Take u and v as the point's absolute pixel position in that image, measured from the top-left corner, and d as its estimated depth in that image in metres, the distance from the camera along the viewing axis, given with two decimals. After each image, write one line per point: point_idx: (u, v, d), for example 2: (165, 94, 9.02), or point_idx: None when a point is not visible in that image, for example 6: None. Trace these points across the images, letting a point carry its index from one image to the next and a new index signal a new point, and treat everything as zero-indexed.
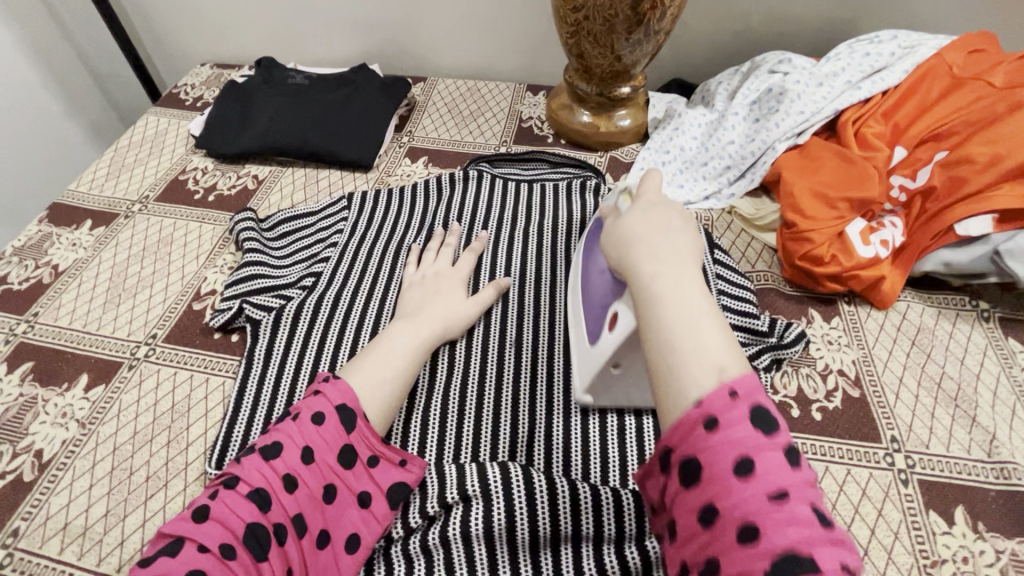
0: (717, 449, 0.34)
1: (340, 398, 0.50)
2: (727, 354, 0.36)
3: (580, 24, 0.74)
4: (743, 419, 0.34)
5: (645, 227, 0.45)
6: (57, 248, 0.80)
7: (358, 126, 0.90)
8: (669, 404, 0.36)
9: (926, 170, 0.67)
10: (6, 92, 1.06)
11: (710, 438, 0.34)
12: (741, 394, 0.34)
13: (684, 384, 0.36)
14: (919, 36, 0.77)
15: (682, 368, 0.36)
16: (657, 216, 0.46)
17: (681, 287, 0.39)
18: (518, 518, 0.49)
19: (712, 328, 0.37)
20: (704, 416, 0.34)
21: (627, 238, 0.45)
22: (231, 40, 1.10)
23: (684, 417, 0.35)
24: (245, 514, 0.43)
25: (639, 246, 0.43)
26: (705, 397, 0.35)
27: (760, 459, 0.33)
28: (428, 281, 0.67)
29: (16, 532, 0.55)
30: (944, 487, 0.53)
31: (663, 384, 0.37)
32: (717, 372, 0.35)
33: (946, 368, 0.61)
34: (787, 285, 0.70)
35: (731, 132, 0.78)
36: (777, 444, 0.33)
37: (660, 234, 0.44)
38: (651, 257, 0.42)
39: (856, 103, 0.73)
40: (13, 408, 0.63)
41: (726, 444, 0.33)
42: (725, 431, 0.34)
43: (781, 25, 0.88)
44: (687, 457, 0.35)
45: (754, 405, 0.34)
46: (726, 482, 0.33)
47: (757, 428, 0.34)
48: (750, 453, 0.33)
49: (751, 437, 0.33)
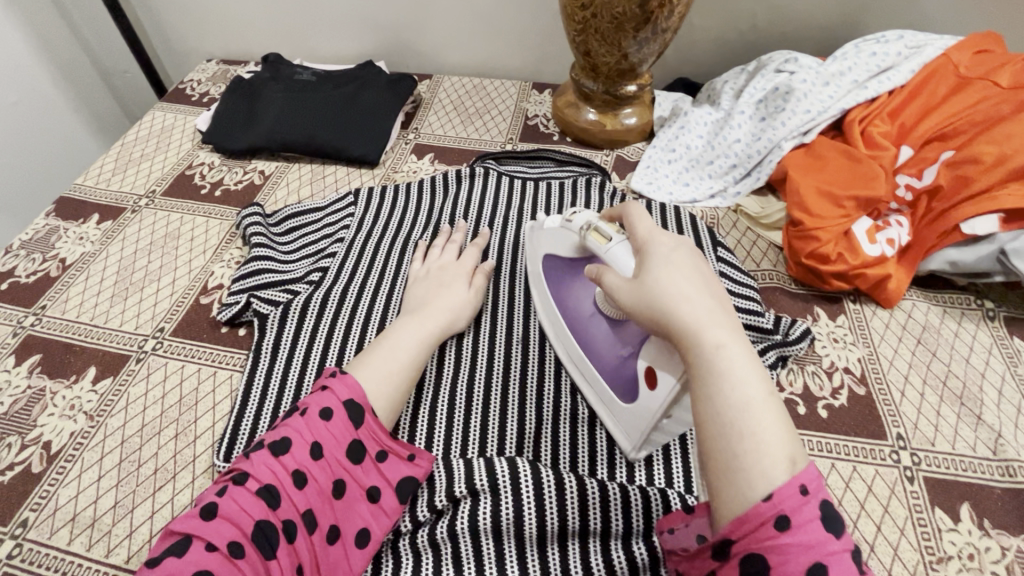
0: (790, 551, 0.32)
1: (347, 394, 0.50)
2: (792, 441, 0.36)
3: (588, 22, 0.74)
4: (814, 519, 0.33)
5: (692, 283, 0.42)
6: (64, 242, 0.80)
7: (364, 123, 0.90)
8: (735, 494, 0.35)
9: (932, 169, 0.67)
10: (14, 87, 1.06)
11: (782, 537, 0.33)
12: (812, 490, 0.34)
13: (754, 475, 0.34)
14: (925, 36, 0.77)
15: (754, 458, 0.35)
16: (698, 271, 0.43)
17: (742, 364, 0.38)
18: (527, 513, 0.49)
19: (776, 412, 0.37)
20: (775, 513, 0.33)
21: (672, 293, 0.41)
22: (238, 37, 1.11)
23: (754, 510, 0.34)
24: (255, 512, 0.43)
25: (686, 308, 0.41)
26: (778, 491, 0.34)
27: (832, 564, 0.32)
28: (434, 276, 0.67)
29: (25, 523, 0.55)
30: (949, 484, 0.53)
31: (729, 471, 0.35)
32: (789, 464, 0.35)
33: (952, 367, 0.61)
34: (792, 283, 0.70)
35: (737, 130, 0.78)
36: (846, 547, 0.33)
37: (709, 295, 0.41)
38: (705, 325, 0.39)
39: (863, 102, 0.73)
40: (22, 400, 0.64)
41: (798, 546, 0.33)
42: (797, 532, 0.33)
43: (786, 25, 0.88)
44: (753, 554, 0.34)
45: (823, 503, 0.34)
46: None
47: (827, 530, 0.33)
48: (823, 558, 0.32)
49: (823, 541, 0.33)
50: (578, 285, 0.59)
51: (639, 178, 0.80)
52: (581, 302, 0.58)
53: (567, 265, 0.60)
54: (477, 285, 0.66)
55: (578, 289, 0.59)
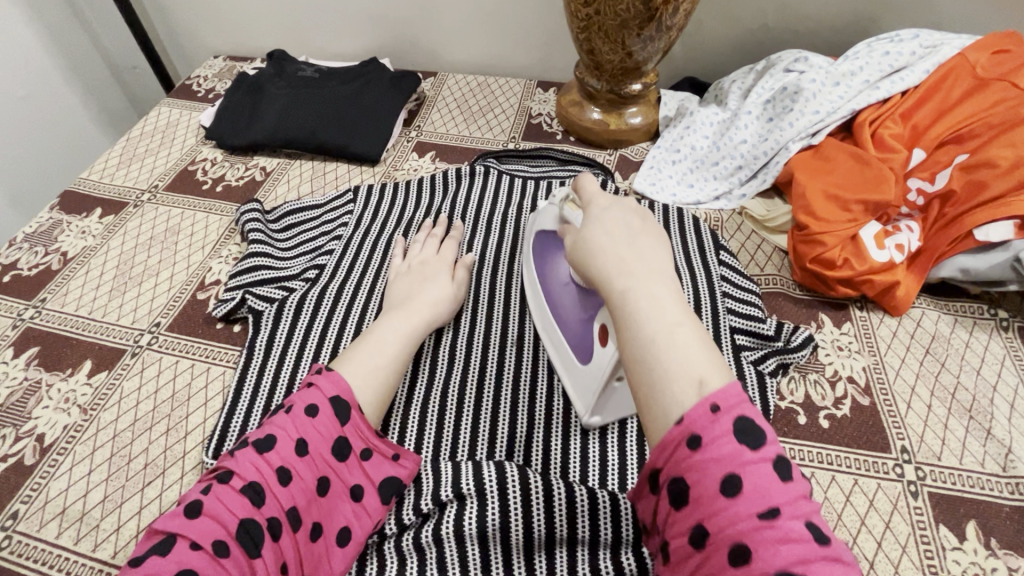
0: (702, 468, 0.33)
1: (333, 391, 0.49)
2: (706, 365, 0.35)
3: (591, 19, 0.73)
4: (727, 433, 0.33)
5: (610, 233, 0.43)
6: (66, 236, 0.80)
7: (366, 119, 0.90)
8: (654, 424, 0.36)
9: (945, 173, 0.65)
10: (23, 81, 1.08)
11: (694, 456, 0.33)
12: (723, 407, 0.33)
13: (666, 403, 0.35)
14: (942, 34, 0.74)
15: (663, 386, 0.35)
16: (621, 220, 0.44)
17: (652, 298, 0.38)
18: (513, 520, 0.48)
19: (690, 336, 0.37)
20: (686, 435, 0.33)
21: (592, 245, 0.43)
22: (246, 33, 1.11)
23: (667, 437, 0.34)
24: (239, 509, 0.42)
25: (603, 254, 0.42)
26: (687, 415, 0.34)
27: (746, 475, 0.32)
28: (414, 269, 0.67)
29: (15, 515, 0.55)
30: (956, 501, 0.50)
31: (647, 401, 0.36)
32: (698, 386, 0.35)
33: (962, 379, 0.58)
34: (798, 290, 0.68)
35: (743, 131, 0.76)
36: (765, 457, 0.32)
37: (627, 241, 0.42)
38: (619, 266, 0.41)
39: (874, 103, 0.71)
40: (18, 391, 0.64)
41: (712, 462, 0.32)
42: (710, 448, 0.33)
43: (797, 23, 0.86)
44: (675, 477, 0.34)
45: (738, 418, 0.33)
46: (713, 502, 0.32)
47: (742, 442, 0.33)
48: (736, 470, 0.32)
49: (736, 453, 0.32)
50: (552, 256, 0.61)
51: (642, 178, 0.79)
52: (554, 270, 0.61)
53: (546, 239, 0.63)
54: (458, 278, 0.66)
55: (552, 259, 0.61)
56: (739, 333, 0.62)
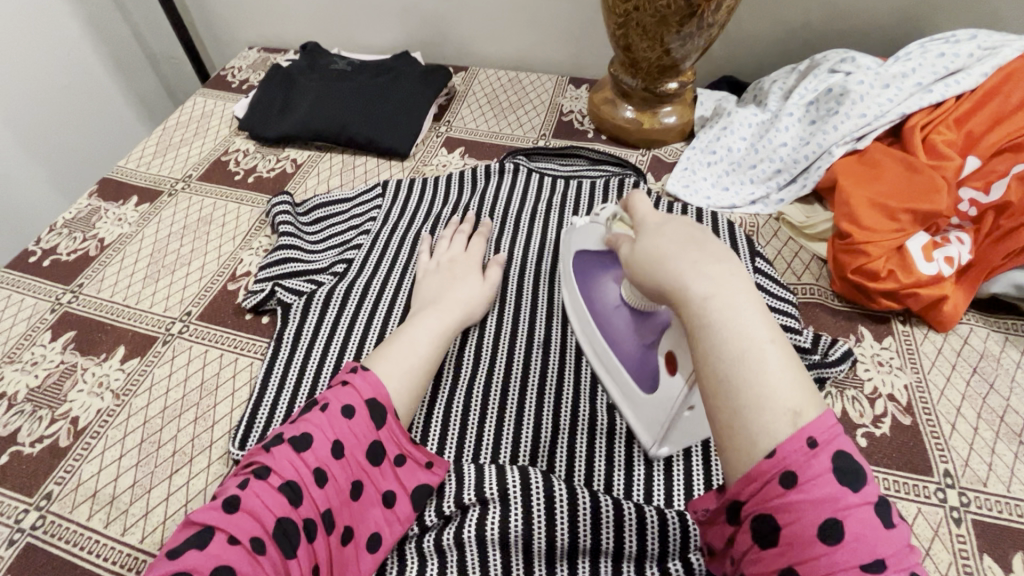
0: (800, 509, 0.31)
1: (370, 392, 0.49)
2: (799, 392, 0.33)
3: (629, 15, 0.71)
4: (827, 473, 0.31)
5: (676, 240, 0.40)
6: (104, 222, 0.82)
7: (397, 113, 0.89)
8: (737, 453, 0.33)
9: (1001, 183, 0.61)
10: (66, 68, 1.10)
11: (791, 495, 0.31)
12: (820, 443, 0.31)
13: (754, 433, 0.32)
14: (1003, 36, 0.70)
15: (754, 413, 0.33)
16: (686, 227, 0.41)
17: (737, 310, 0.35)
18: (536, 527, 0.47)
19: (780, 359, 0.34)
20: (781, 472, 0.31)
21: (663, 252, 0.39)
22: (279, 25, 1.12)
23: (757, 469, 0.32)
24: (276, 507, 0.42)
25: (679, 261, 0.38)
26: (780, 448, 0.32)
27: (848, 521, 0.30)
28: (441, 267, 0.66)
29: (49, 495, 0.56)
30: (1002, 530, 0.48)
31: (731, 425, 0.34)
32: (790, 417, 0.32)
33: (1011, 402, 0.55)
34: (836, 300, 0.65)
35: (784, 133, 0.73)
36: (866, 501, 0.31)
37: (700, 245, 0.38)
38: (700, 275, 0.36)
39: (925, 107, 0.67)
40: (55, 374, 0.65)
41: (810, 503, 0.31)
42: (807, 488, 0.31)
43: (843, 21, 0.83)
44: (762, 515, 0.32)
45: (836, 455, 0.32)
46: (810, 547, 0.30)
47: (843, 483, 0.31)
48: (838, 514, 0.30)
49: (837, 496, 0.31)
50: (601, 278, 0.58)
51: (675, 179, 0.77)
52: (603, 292, 0.57)
53: (591, 261, 0.59)
54: (485, 279, 0.65)
55: (598, 283, 0.58)
56: None
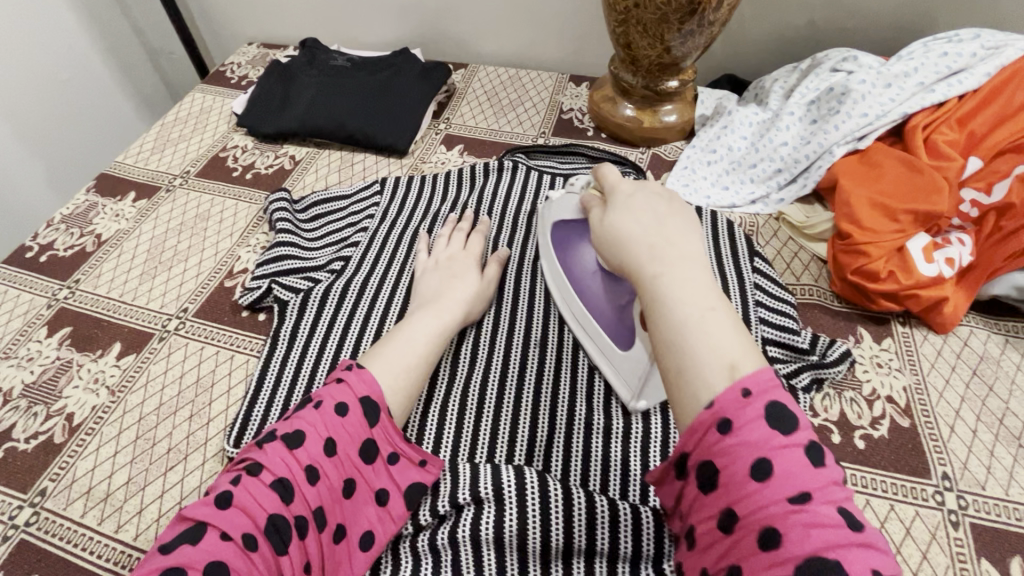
0: (733, 452, 0.32)
1: (363, 390, 0.49)
2: (738, 350, 0.34)
3: (630, 12, 0.70)
4: (759, 417, 0.32)
5: (636, 217, 0.42)
6: (101, 218, 0.82)
7: (396, 110, 0.89)
8: (682, 408, 0.34)
9: (1003, 184, 0.61)
10: (65, 62, 1.10)
11: (726, 439, 0.32)
12: (754, 392, 0.32)
13: (694, 387, 0.34)
14: (1007, 35, 0.69)
15: (695, 369, 0.34)
16: (648, 205, 0.43)
17: (685, 282, 0.37)
18: (531, 527, 0.47)
19: (720, 321, 0.35)
20: (716, 420, 0.32)
21: (620, 232, 0.42)
22: (279, 21, 1.11)
23: (698, 420, 0.33)
24: (268, 504, 0.42)
25: (631, 239, 0.41)
26: (718, 399, 0.33)
27: (778, 460, 0.31)
28: (438, 265, 0.66)
29: (44, 492, 0.56)
30: (1000, 534, 0.48)
31: (677, 384, 0.35)
32: (728, 370, 0.33)
33: (1011, 404, 0.55)
34: (836, 301, 0.65)
35: (785, 132, 0.73)
36: (798, 443, 0.31)
37: (657, 225, 0.41)
38: (650, 253, 0.40)
39: (927, 107, 0.67)
40: (50, 370, 0.65)
41: (741, 446, 0.31)
42: (741, 433, 0.32)
43: (846, 20, 0.82)
44: (705, 462, 0.33)
45: (770, 402, 0.32)
46: (744, 487, 0.31)
47: (772, 426, 0.32)
48: (766, 455, 0.31)
49: (768, 437, 0.31)
50: (573, 240, 0.60)
51: (675, 178, 0.76)
52: (577, 256, 0.60)
53: (564, 227, 0.62)
54: (483, 276, 0.65)
55: (571, 246, 0.61)
56: (770, 344, 0.59)
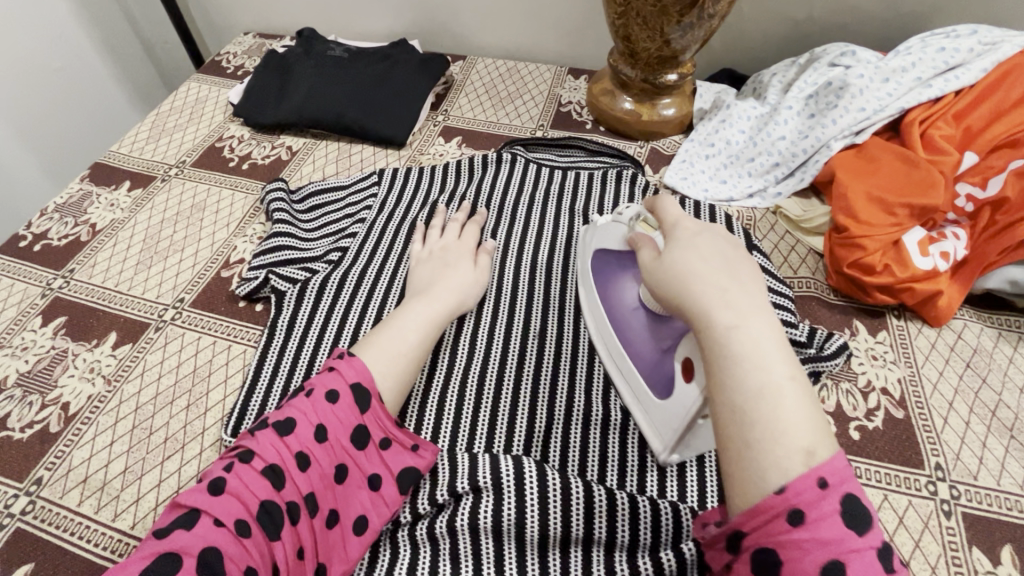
0: (803, 547, 0.31)
1: (354, 376, 0.49)
2: (814, 432, 0.34)
3: (629, 5, 0.71)
4: (834, 514, 0.32)
5: (709, 263, 0.41)
6: (96, 208, 0.81)
7: (394, 102, 0.88)
8: (746, 483, 0.34)
9: (999, 179, 0.61)
10: (58, 50, 1.09)
11: (796, 532, 0.32)
12: (831, 484, 0.32)
13: (766, 466, 0.33)
14: (1004, 31, 0.70)
15: (767, 448, 0.34)
16: (720, 250, 0.42)
17: (762, 348, 0.36)
18: (529, 514, 0.47)
19: (797, 396, 0.35)
20: (788, 508, 0.32)
21: (689, 275, 0.41)
22: (276, 11, 1.10)
23: (764, 503, 0.33)
24: (260, 490, 0.42)
25: (702, 287, 0.39)
26: (791, 484, 0.32)
27: (851, 563, 0.31)
28: (437, 256, 0.66)
29: (39, 481, 0.56)
30: (992, 523, 0.48)
31: (740, 454, 0.35)
32: (804, 455, 0.33)
33: (1003, 396, 0.56)
34: (832, 294, 0.65)
35: (783, 126, 0.73)
36: (871, 545, 0.31)
37: (730, 276, 0.40)
38: (725, 306, 0.38)
39: (924, 102, 0.67)
40: (45, 359, 0.65)
41: (813, 543, 0.31)
42: (813, 527, 0.31)
43: (844, 15, 0.82)
44: (765, 548, 0.33)
45: (845, 497, 0.32)
46: None
47: (848, 527, 0.31)
48: (840, 556, 0.31)
49: (843, 538, 0.31)
50: (617, 277, 0.59)
51: (673, 172, 0.77)
52: (621, 293, 0.58)
53: (609, 260, 0.60)
54: (481, 267, 0.65)
55: (615, 282, 0.59)
56: None
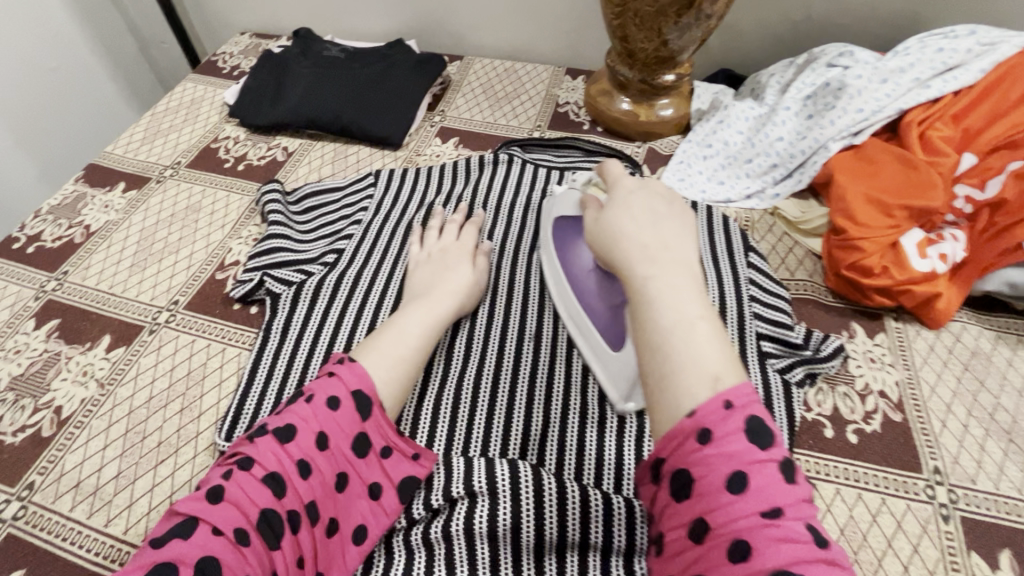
0: (710, 462, 0.33)
1: (355, 383, 0.48)
2: (721, 361, 0.35)
3: (627, 5, 0.70)
4: (739, 431, 0.33)
5: (635, 217, 0.42)
6: (90, 209, 0.80)
7: (391, 103, 0.88)
8: (662, 414, 0.35)
9: (997, 180, 0.61)
10: (52, 50, 1.08)
11: (704, 449, 0.33)
12: (735, 405, 0.33)
13: (678, 394, 0.34)
14: (1002, 32, 0.70)
15: (677, 377, 0.35)
16: (649, 204, 0.43)
17: (676, 290, 0.37)
18: (525, 519, 0.47)
19: (708, 331, 0.36)
20: (697, 429, 0.33)
21: (617, 231, 0.42)
22: (273, 12, 1.10)
23: (678, 428, 0.34)
24: (260, 499, 0.42)
25: (627, 240, 0.41)
26: (700, 407, 0.33)
27: (753, 474, 0.32)
28: (432, 258, 0.65)
29: (31, 485, 0.55)
30: (990, 527, 0.48)
31: (657, 387, 0.36)
32: (711, 381, 0.34)
33: (1002, 400, 0.55)
34: (830, 297, 0.65)
35: (781, 127, 0.73)
36: (772, 458, 0.32)
37: (654, 227, 0.41)
38: (644, 254, 0.39)
39: (923, 102, 0.67)
40: (38, 362, 0.64)
41: (719, 458, 0.32)
42: (720, 444, 0.33)
43: (843, 15, 0.82)
44: (680, 470, 0.34)
45: (750, 417, 0.33)
46: (716, 497, 0.32)
47: (751, 441, 0.33)
48: (743, 467, 0.32)
49: (746, 451, 0.32)
50: (573, 240, 0.60)
51: (671, 173, 0.76)
52: (576, 256, 0.59)
53: (565, 226, 0.62)
54: (476, 268, 0.65)
55: (572, 245, 0.60)
56: (764, 339, 0.59)
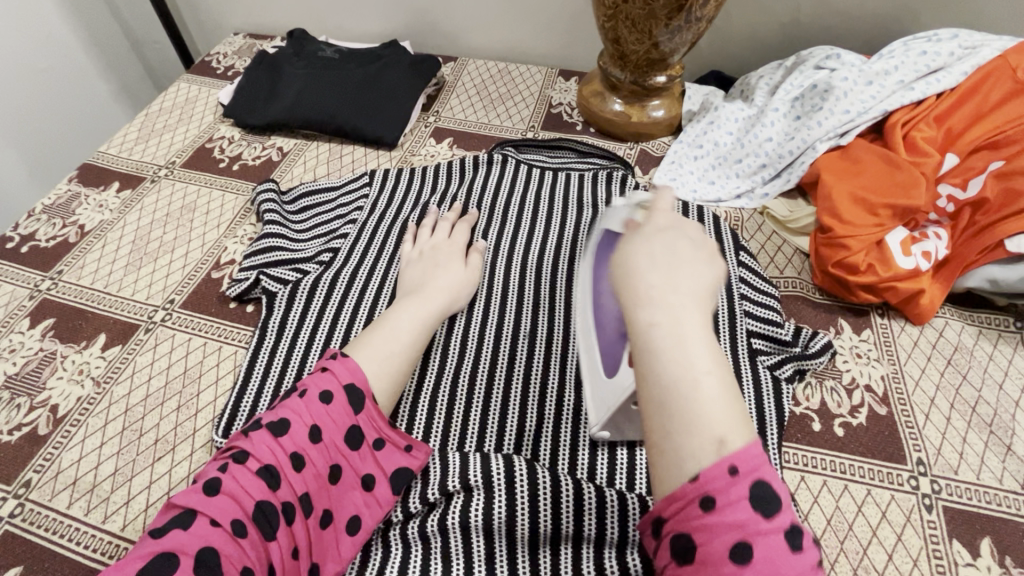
0: (712, 530, 0.32)
1: (348, 377, 0.49)
2: (728, 423, 0.34)
3: (618, 7, 0.71)
4: (744, 499, 0.32)
5: (649, 257, 0.40)
6: (84, 209, 0.81)
7: (385, 103, 0.89)
8: (664, 473, 0.34)
9: (978, 180, 0.63)
10: (44, 50, 1.08)
11: (707, 517, 0.32)
12: (741, 471, 0.32)
13: (680, 455, 0.34)
14: (983, 35, 0.72)
15: (679, 438, 0.34)
16: (666, 244, 0.40)
17: (683, 343, 0.35)
18: (519, 511, 0.48)
19: (715, 388, 0.34)
20: (699, 494, 0.33)
21: (628, 269, 0.40)
22: (267, 13, 1.10)
23: (680, 492, 0.33)
24: (256, 491, 0.42)
25: (637, 281, 0.39)
26: (703, 473, 0.33)
27: (757, 544, 0.31)
28: (426, 256, 0.66)
29: (28, 483, 0.55)
30: (971, 516, 0.49)
31: (659, 443, 0.35)
32: (716, 444, 0.33)
33: (983, 393, 0.57)
34: (817, 294, 0.66)
35: (770, 128, 0.74)
36: (778, 527, 0.32)
37: (667, 271, 0.38)
38: (652, 299, 0.37)
39: (907, 104, 0.69)
40: (33, 361, 0.64)
41: (722, 526, 0.32)
42: (724, 512, 0.32)
43: (829, 18, 0.84)
44: (681, 533, 0.33)
45: (756, 483, 0.32)
46: (721, 566, 0.31)
47: (757, 510, 0.32)
48: (747, 537, 0.31)
49: (751, 521, 0.32)
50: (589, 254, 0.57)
51: (662, 173, 0.78)
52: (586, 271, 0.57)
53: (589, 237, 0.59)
54: (470, 267, 0.65)
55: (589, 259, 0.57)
56: (754, 336, 0.60)
